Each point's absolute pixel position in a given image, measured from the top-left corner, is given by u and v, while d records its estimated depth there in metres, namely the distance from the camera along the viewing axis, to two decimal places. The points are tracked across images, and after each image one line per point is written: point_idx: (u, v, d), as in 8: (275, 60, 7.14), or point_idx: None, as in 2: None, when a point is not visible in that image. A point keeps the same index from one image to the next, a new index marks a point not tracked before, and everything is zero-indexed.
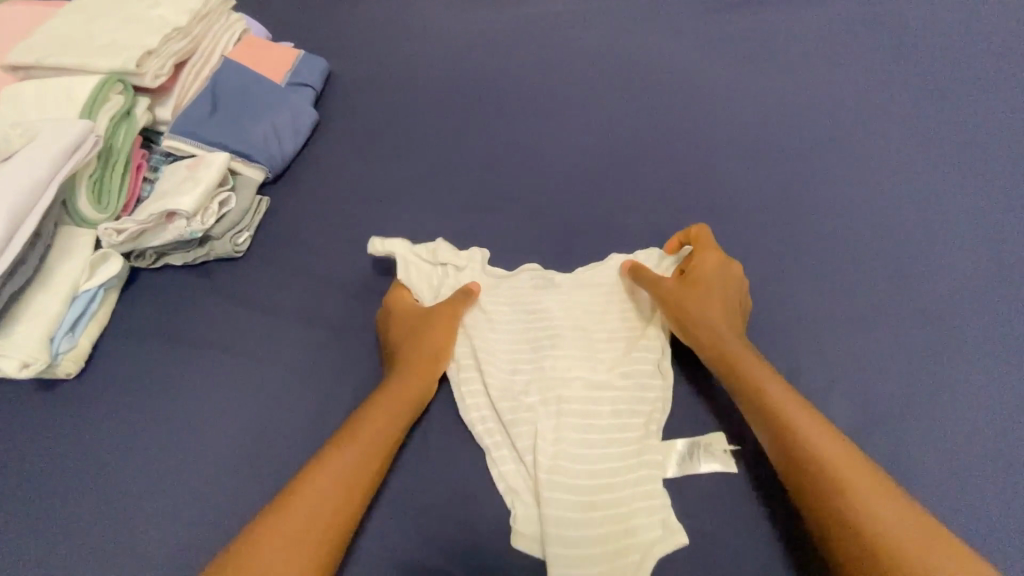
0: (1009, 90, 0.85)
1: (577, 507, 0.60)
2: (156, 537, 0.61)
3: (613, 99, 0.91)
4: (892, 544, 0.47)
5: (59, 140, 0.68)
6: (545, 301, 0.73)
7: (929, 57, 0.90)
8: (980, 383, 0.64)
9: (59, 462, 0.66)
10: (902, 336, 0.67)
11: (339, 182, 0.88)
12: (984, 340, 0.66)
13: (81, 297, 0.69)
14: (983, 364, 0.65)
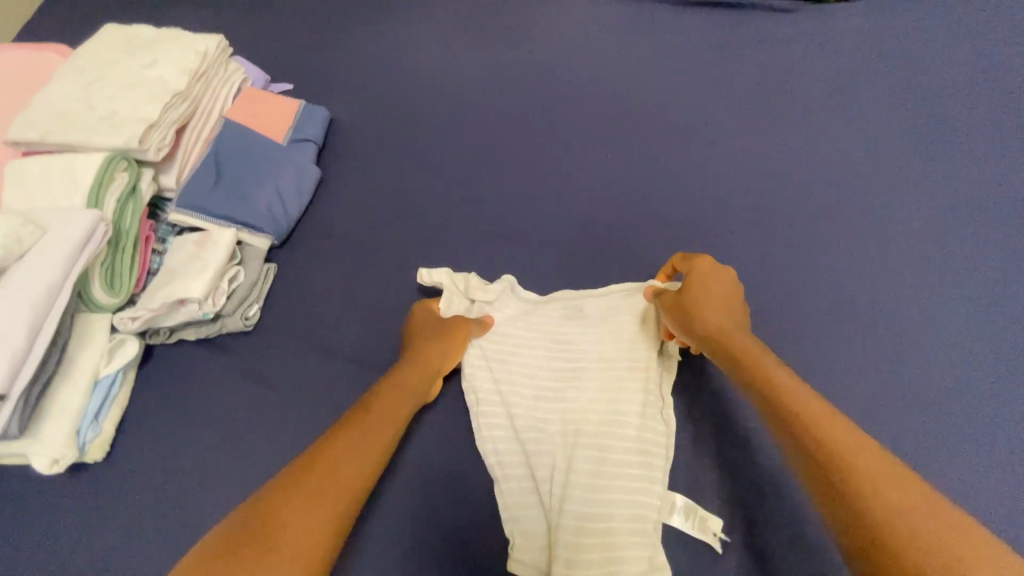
0: (1010, 151, 0.85)
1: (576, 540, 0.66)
2: None
3: (608, 164, 0.94)
4: (903, 513, 0.42)
5: (71, 235, 0.68)
6: (570, 338, 0.80)
7: (930, 113, 0.90)
8: (968, 463, 0.67)
9: (88, 545, 0.69)
10: (893, 414, 0.70)
11: (345, 247, 0.90)
12: (974, 416, 0.69)
13: (102, 384, 0.72)
14: (973, 441, 0.67)
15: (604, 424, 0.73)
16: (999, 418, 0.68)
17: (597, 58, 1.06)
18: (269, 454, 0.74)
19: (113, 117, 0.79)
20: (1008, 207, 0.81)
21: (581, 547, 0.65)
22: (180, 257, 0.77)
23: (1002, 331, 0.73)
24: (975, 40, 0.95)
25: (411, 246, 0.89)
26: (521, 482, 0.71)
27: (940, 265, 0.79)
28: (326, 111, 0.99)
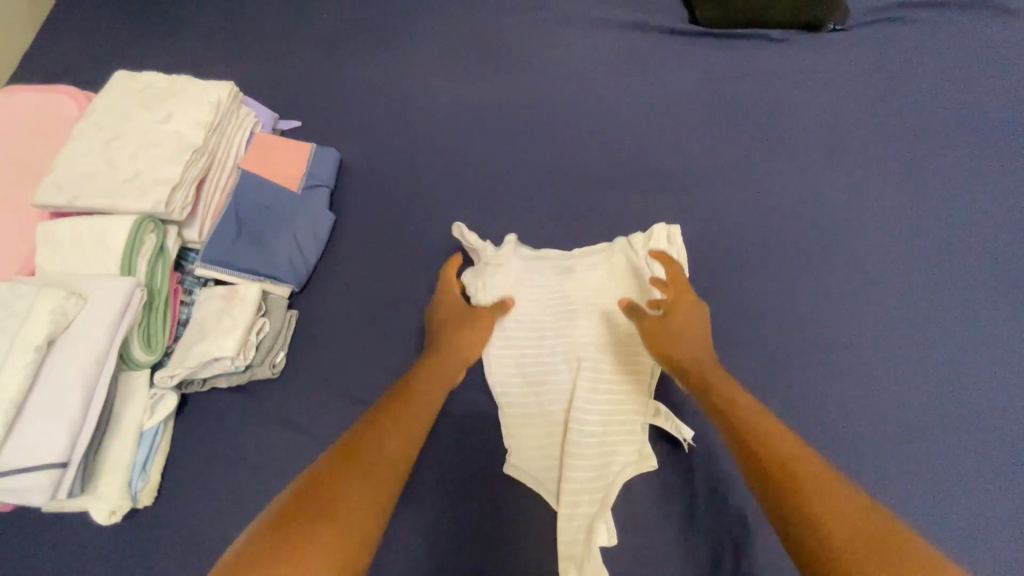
0: (968, 201, 0.96)
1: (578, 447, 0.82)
2: None
3: (607, 201, 1.00)
4: (856, 544, 0.48)
5: (111, 306, 0.73)
6: (565, 286, 0.92)
7: (905, 167, 0.99)
8: (921, 481, 0.78)
9: None
10: (858, 442, 0.80)
11: (362, 286, 0.95)
12: (925, 441, 0.80)
13: (147, 437, 0.78)
14: (923, 463, 0.79)
15: (599, 356, 0.88)
16: (953, 459, 0.78)
17: (598, 96, 1.10)
18: None
19: (137, 177, 0.82)
20: (970, 262, 0.91)
21: (581, 454, 0.81)
22: (210, 313, 0.82)
23: (960, 380, 0.83)
24: (944, 99, 1.05)
25: (425, 285, 0.95)
26: (528, 411, 0.86)
27: (910, 314, 0.88)
28: (336, 152, 1.03)
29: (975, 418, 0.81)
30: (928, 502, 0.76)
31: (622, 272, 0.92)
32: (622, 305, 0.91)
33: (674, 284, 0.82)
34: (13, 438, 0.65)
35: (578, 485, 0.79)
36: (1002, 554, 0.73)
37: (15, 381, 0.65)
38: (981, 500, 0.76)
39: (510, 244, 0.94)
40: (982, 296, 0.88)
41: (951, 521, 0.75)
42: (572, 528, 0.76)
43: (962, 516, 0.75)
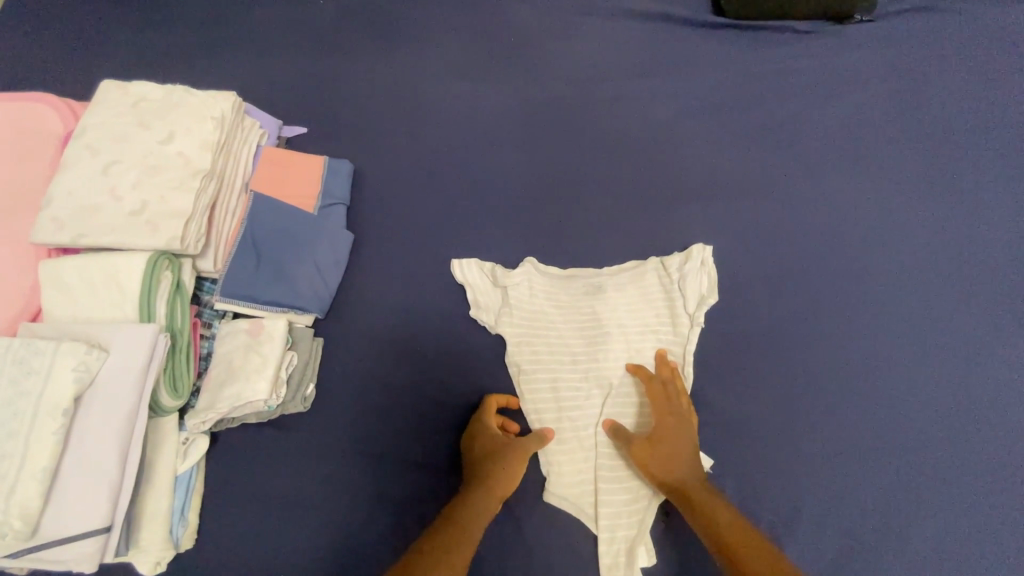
0: (997, 202, 0.94)
1: (610, 474, 0.84)
2: None
3: (633, 210, 0.97)
4: None
5: (134, 360, 0.68)
6: (592, 308, 0.91)
7: (934, 175, 0.97)
8: (953, 486, 0.80)
9: None
10: (890, 452, 0.82)
11: (386, 305, 0.92)
12: (956, 449, 0.81)
13: (182, 482, 0.77)
14: (955, 469, 0.80)
15: (628, 380, 0.88)
16: (985, 482, 0.80)
17: (618, 98, 1.04)
18: (342, 533, 0.80)
19: (143, 210, 0.76)
20: (1001, 276, 0.90)
21: (614, 477, 0.84)
22: (237, 352, 0.79)
23: (992, 400, 0.83)
24: (976, 94, 1.01)
25: (452, 302, 0.92)
26: (558, 437, 0.86)
27: (940, 332, 0.87)
28: (349, 163, 0.97)
29: (1007, 439, 0.81)
30: (958, 524, 0.78)
31: (649, 294, 0.92)
32: (650, 326, 0.91)
33: (658, 396, 0.83)
34: (52, 506, 0.63)
35: (614, 510, 0.82)
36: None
37: (44, 454, 0.62)
38: (1013, 523, 0.77)
39: (532, 266, 0.93)
40: (1013, 313, 0.88)
41: (982, 544, 0.77)
42: (613, 553, 0.80)
43: (994, 539, 0.77)
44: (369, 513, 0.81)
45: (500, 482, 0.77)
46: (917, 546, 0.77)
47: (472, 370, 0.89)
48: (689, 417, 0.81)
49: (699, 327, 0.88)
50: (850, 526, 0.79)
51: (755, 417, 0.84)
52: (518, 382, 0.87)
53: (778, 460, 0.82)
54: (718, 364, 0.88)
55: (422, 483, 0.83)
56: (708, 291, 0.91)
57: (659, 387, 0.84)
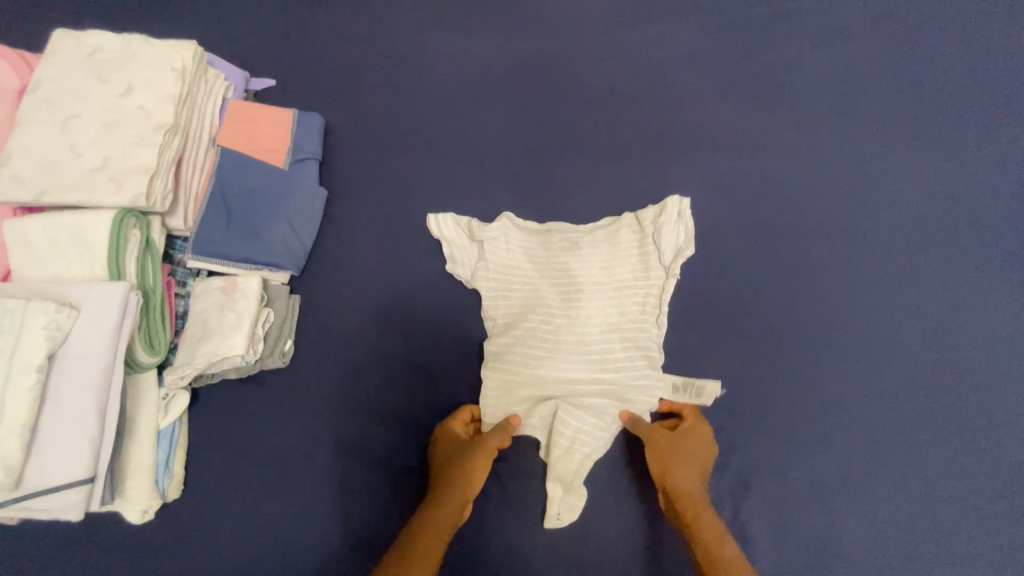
0: (985, 145, 0.92)
1: (575, 410, 0.83)
2: None
3: (611, 160, 0.96)
4: None
5: (107, 316, 0.68)
6: (570, 262, 0.91)
7: (923, 124, 0.94)
8: (914, 422, 0.82)
9: (189, 554, 0.80)
10: (859, 394, 0.84)
11: (362, 259, 0.92)
12: (923, 389, 0.83)
13: (164, 435, 0.78)
14: (919, 408, 0.83)
15: (601, 332, 0.88)
16: (950, 431, 0.82)
17: (599, 45, 1.01)
18: (323, 480, 0.83)
19: (107, 166, 0.74)
20: (980, 221, 0.89)
21: (577, 412, 0.83)
22: (212, 310, 0.79)
23: (965, 351, 0.84)
24: (970, 33, 0.97)
25: (429, 255, 0.92)
26: (530, 383, 0.86)
27: (916, 279, 0.88)
28: (321, 117, 0.95)
29: (977, 390, 0.83)
30: (917, 457, 0.81)
31: (625, 246, 0.92)
32: (625, 276, 0.91)
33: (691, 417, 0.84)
34: (35, 458, 0.64)
35: (584, 424, 0.83)
36: (982, 508, 0.79)
37: (23, 409, 0.63)
38: (974, 469, 0.80)
39: (509, 220, 0.92)
40: (991, 265, 0.87)
41: (941, 489, 0.80)
42: (569, 462, 0.82)
43: (955, 483, 0.80)
44: (349, 463, 0.84)
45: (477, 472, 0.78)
46: (875, 477, 0.81)
47: (449, 322, 0.90)
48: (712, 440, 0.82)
49: (674, 279, 0.89)
50: (814, 461, 0.82)
51: (726, 365, 0.87)
52: (494, 334, 0.89)
53: (746, 406, 0.85)
54: (692, 316, 0.89)
55: (401, 430, 0.85)
56: (684, 243, 0.90)
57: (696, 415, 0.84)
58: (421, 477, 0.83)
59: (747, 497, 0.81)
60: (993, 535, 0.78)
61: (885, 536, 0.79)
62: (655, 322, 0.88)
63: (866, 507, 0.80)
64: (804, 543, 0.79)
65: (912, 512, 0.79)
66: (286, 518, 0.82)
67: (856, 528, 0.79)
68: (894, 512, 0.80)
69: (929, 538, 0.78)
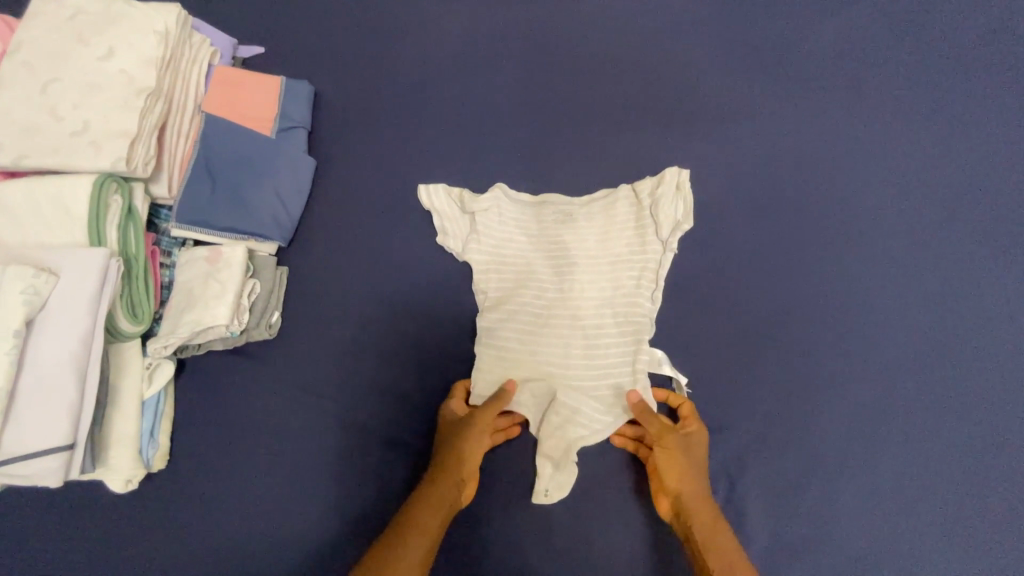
0: (999, 116, 0.88)
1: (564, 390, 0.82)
2: (271, 566, 0.78)
3: (609, 131, 0.93)
4: None
5: (86, 281, 0.67)
6: (565, 235, 0.88)
7: (933, 93, 0.90)
8: (919, 402, 0.79)
9: (174, 525, 0.79)
10: (862, 373, 0.81)
11: (351, 230, 0.90)
12: (929, 368, 0.80)
13: (149, 405, 0.77)
14: (924, 387, 0.80)
15: (595, 308, 0.86)
16: (957, 411, 0.78)
17: (597, 13, 0.98)
18: (310, 453, 0.82)
19: (87, 130, 0.72)
20: (992, 195, 0.86)
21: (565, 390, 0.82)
22: (197, 280, 0.78)
23: (972, 329, 0.81)
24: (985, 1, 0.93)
25: (420, 227, 0.90)
26: (525, 360, 0.84)
27: (924, 255, 0.84)
28: (310, 85, 0.93)
29: (984, 369, 0.80)
30: (921, 437, 0.78)
31: (621, 219, 0.89)
32: (620, 250, 0.88)
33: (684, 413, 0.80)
34: (12, 424, 0.64)
35: (572, 404, 0.81)
36: (988, 491, 0.76)
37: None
38: (980, 450, 0.77)
39: (501, 191, 0.89)
40: (1004, 241, 0.84)
41: (947, 471, 0.77)
42: (558, 441, 0.80)
43: (961, 465, 0.77)
44: (337, 436, 0.83)
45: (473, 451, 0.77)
46: (876, 458, 0.78)
47: (439, 295, 0.87)
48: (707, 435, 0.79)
49: (671, 253, 0.86)
50: (813, 441, 0.79)
51: (725, 341, 0.83)
52: (485, 309, 0.86)
53: (744, 384, 0.82)
54: (691, 291, 0.86)
55: (389, 404, 0.84)
56: (683, 216, 0.87)
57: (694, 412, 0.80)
58: (408, 452, 0.82)
59: (743, 476, 0.79)
60: (998, 517, 0.75)
61: (886, 518, 0.76)
62: (651, 297, 0.85)
63: (866, 488, 0.77)
64: (800, 523, 0.77)
65: (915, 494, 0.77)
66: (272, 490, 0.81)
67: (856, 510, 0.77)
68: (896, 494, 0.77)
69: (932, 521, 0.76)
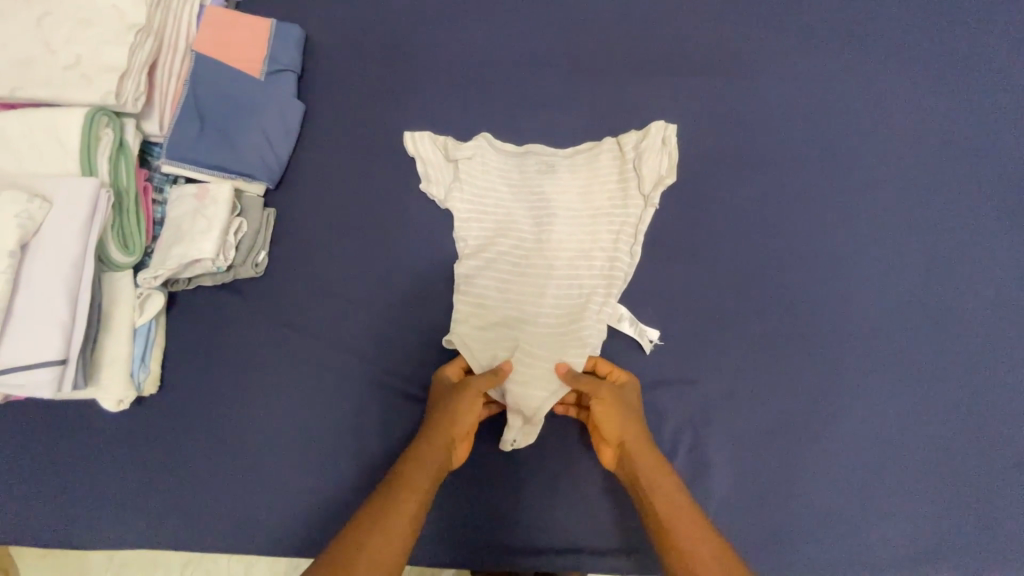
0: (985, 86, 0.88)
1: (533, 337, 0.84)
2: (256, 488, 0.83)
3: (598, 83, 0.92)
4: None
5: (78, 207, 0.71)
6: (548, 186, 0.89)
7: (924, 59, 0.90)
8: (886, 363, 0.81)
9: (166, 448, 0.85)
10: (832, 333, 0.82)
11: (338, 175, 0.92)
12: (896, 331, 0.82)
13: (141, 332, 0.81)
14: (890, 349, 0.81)
15: (572, 259, 0.87)
16: (920, 372, 0.80)
17: None
18: (293, 387, 0.86)
19: (79, 64, 0.74)
20: (973, 165, 0.86)
21: (534, 337, 0.84)
22: (186, 215, 0.81)
23: (943, 294, 0.82)
24: None
25: (406, 174, 0.91)
26: (502, 308, 0.86)
27: (901, 221, 0.85)
28: (300, 29, 0.94)
29: (950, 333, 0.81)
30: (884, 397, 0.80)
31: (604, 173, 0.89)
32: (602, 203, 0.88)
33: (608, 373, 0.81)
34: (10, 338, 0.68)
35: (538, 348, 0.84)
36: (944, 450, 0.78)
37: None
38: (941, 409, 0.79)
39: (485, 141, 0.90)
40: (980, 211, 0.85)
41: (905, 429, 0.79)
42: (521, 387, 0.81)
43: (920, 424, 0.79)
44: (318, 373, 0.86)
45: (462, 414, 0.75)
46: (841, 415, 0.80)
47: (422, 242, 0.89)
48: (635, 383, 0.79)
49: (652, 208, 0.86)
50: (781, 397, 0.80)
51: (702, 298, 0.84)
52: (465, 256, 0.88)
53: (718, 339, 0.82)
54: (669, 246, 0.86)
55: (369, 345, 0.86)
56: (667, 171, 0.87)
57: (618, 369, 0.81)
58: (386, 390, 0.85)
59: (709, 427, 0.80)
60: (952, 474, 0.78)
61: (844, 472, 0.78)
62: (629, 252, 0.85)
63: (829, 445, 0.79)
64: (762, 473, 0.79)
65: (875, 450, 0.79)
66: (257, 420, 0.85)
67: (817, 463, 0.79)
68: (856, 450, 0.79)
69: (887, 477, 0.78)
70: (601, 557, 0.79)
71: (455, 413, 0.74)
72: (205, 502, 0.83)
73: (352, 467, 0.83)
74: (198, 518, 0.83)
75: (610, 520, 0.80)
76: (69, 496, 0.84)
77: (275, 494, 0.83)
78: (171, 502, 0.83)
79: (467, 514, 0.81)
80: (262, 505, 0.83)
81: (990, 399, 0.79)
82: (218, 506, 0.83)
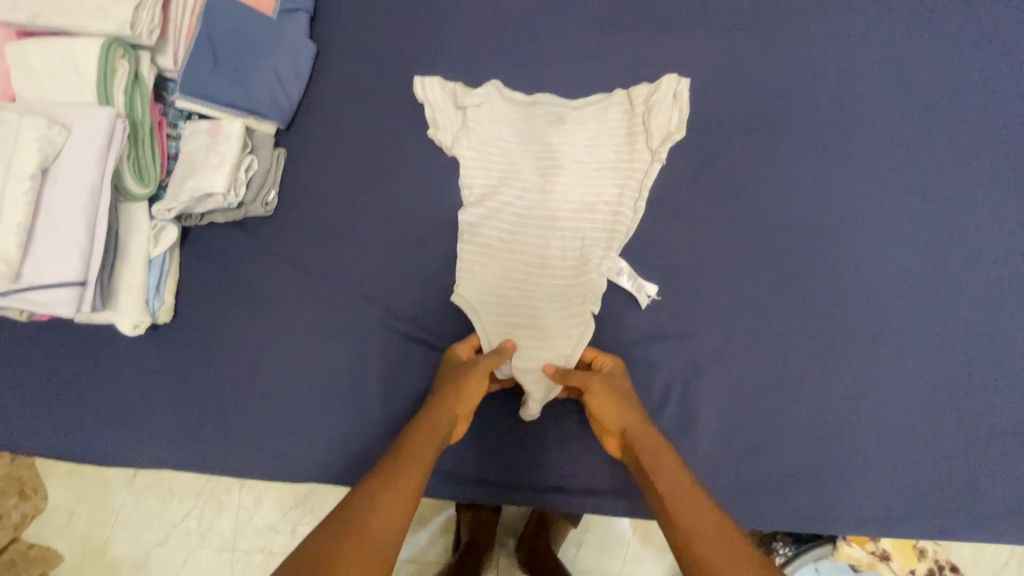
0: (1009, 51, 0.86)
1: (533, 286, 0.86)
2: (262, 416, 0.88)
3: (611, 35, 0.91)
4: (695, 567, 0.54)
5: (95, 136, 0.73)
6: (555, 137, 0.89)
7: (948, 20, 0.87)
8: (880, 327, 0.81)
9: (180, 375, 0.89)
10: (829, 296, 0.82)
11: (348, 119, 0.92)
12: (895, 296, 0.82)
13: (155, 263, 0.85)
14: (886, 313, 0.82)
15: (576, 211, 0.88)
16: (914, 338, 0.81)
17: None
18: (299, 324, 0.89)
19: None
20: (988, 132, 0.85)
21: (535, 286, 0.86)
22: (198, 150, 0.83)
23: (944, 262, 0.82)
24: None
25: (414, 120, 0.91)
26: (504, 257, 0.87)
27: (910, 186, 0.84)
28: None
29: (948, 299, 0.81)
30: (876, 360, 0.81)
31: (612, 127, 0.88)
32: (608, 157, 0.88)
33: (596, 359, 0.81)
34: (32, 258, 0.71)
35: (539, 299, 0.85)
36: (929, 413, 0.80)
37: (20, 210, 0.69)
38: (931, 373, 0.80)
39: (494, 89, 0.90)
40: (989, 179, 0.84)
41: (894, 392, 0.80)
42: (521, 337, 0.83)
43: (907, 388, 0.80)
44: (323, 311, 0.89)
45: (470, 390, 0.75)
46: (831, 376, 0.81)
47: (427, 188, 0.90)
48: (619, 365, 0.78)
49: (659, 163, 0.85)
50: (773, 355, 0.82)
51: (701, 255, 0.84)
52: (469, 204, 0.88)
53: (715, 296, 0.83)
54: (673, 202, 0.86)
55: (373, 287, 0.89)
56: (676, 127, 0.86)
57: (603, 356, 0.80)
58: (388, 330, 0.88)
59: (700, 380, 0.82)
60: (935, 436, 0.79)
61: (830, 430, 0.80)
62: (632, 206, 0.86)
63: (816, 404, 0.80)
64: (750, 426, 0.81)
65: (862, 411, 0.80)
66: (265, 353, 0.89)
67: (803, 421, 0.80)
68: (843, 410, 0.80)
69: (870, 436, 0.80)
70: (589, 497, 0.83)
71: (459, 390, 0.75)
72: (217, 427, 0.88)
73: (354, 402, 0.87)
74: (210, 440, 0.88)
75: (598, 463, 0.84)
76: (91, 416, 0.89)
77: (281, 423, 0.87)
78: (184, 425, 0.88)
79: (462, 451, 0.85)
80: (269, 431, 0.87)
81: (980, 367, 0.80)
82: (228, 431, 0.88)
